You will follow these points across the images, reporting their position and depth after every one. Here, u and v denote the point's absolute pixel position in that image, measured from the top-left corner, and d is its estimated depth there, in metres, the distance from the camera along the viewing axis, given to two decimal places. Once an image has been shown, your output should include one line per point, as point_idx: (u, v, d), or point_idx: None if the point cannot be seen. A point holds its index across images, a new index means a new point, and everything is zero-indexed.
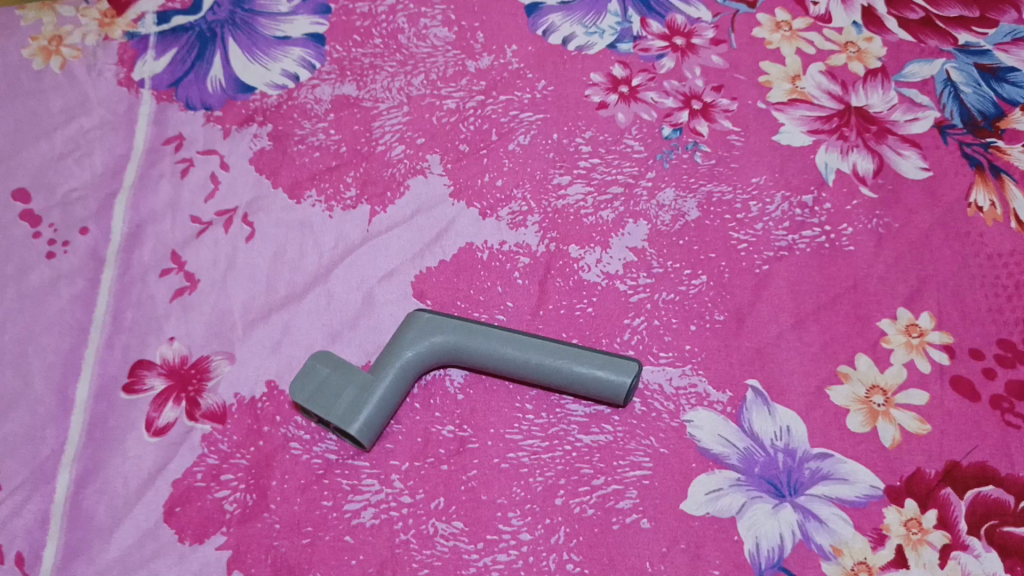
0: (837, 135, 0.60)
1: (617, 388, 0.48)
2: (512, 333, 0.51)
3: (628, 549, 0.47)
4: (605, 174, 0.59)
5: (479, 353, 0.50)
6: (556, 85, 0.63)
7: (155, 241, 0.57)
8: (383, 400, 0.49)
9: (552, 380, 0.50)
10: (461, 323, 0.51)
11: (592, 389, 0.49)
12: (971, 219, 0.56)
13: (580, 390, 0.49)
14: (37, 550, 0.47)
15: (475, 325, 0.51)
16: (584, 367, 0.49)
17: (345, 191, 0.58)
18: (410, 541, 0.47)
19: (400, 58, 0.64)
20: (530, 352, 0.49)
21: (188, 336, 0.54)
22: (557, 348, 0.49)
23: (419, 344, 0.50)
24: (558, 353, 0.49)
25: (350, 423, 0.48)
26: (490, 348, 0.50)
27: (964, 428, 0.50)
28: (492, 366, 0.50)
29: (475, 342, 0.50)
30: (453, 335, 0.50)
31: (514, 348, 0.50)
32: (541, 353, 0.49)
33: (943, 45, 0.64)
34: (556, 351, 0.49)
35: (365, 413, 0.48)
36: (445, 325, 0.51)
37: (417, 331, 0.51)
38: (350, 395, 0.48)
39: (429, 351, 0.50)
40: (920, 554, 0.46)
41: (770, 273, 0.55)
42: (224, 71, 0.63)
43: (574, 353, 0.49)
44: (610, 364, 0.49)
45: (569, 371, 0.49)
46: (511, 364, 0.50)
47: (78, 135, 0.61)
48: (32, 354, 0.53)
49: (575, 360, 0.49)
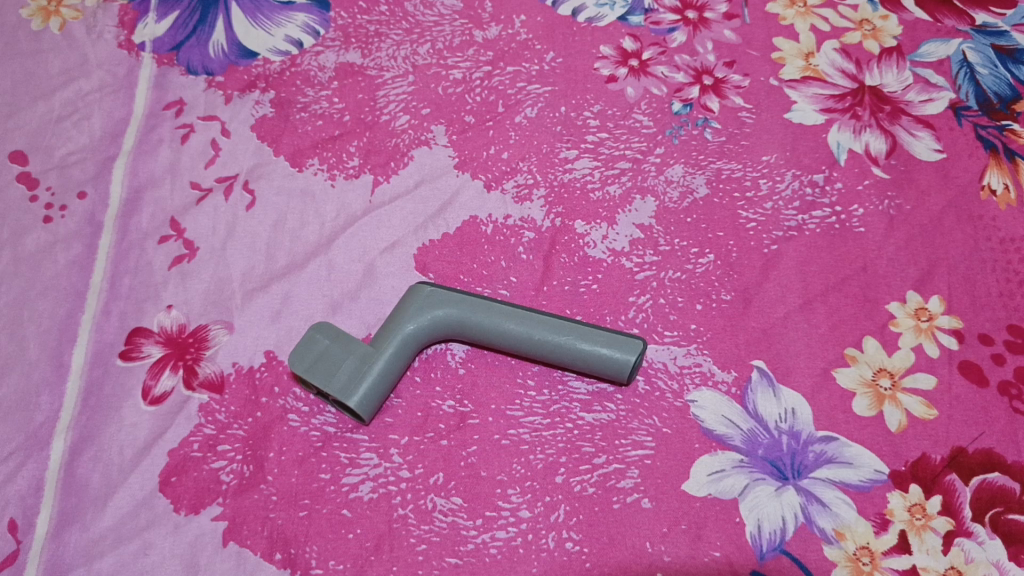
0: (850, 114, 0.58)
1: (621, 365, 0.47)
2: (515, 308, 0.50)
3: (628, 529, 0.46)
4: (613, 149, 0.58)
5: (481, 327, 0.49)
6: (565, 57, 0.61)
7: (154, 208, 0.56)
8: (384, 373, 0.48)
9: (555, 357, 0.49)
10: (464, 297, 0.50)
11: (596, 366, 0.48)
12: (985, 203, 0.55)
13: (584, 367, 0.48)
14: (30, 518, 0.47)
15: (478, 299, 0.50)
16: (588, 344, 0.48)
17: (348, 161, 0.57)
18: (408, 516, 0.47)
19: (406, 26, 0.63)
20: (533, 328, 0.49)
21: (186, 304, 0.53)
22: (560, 325, 0.49)
23: (421, 316, 0.49)
24: (562, 330, 0.48)
25: (349, 395, 0.47)
26: (492, 322, 0.49)
27: (971, 414, 0.49)
28: (494, 341, 0.50)
29: (477, 316, 0.49)
30: (456, 309, 0.50)
31: (516, 323, 0.49)
32: (544, 329, 0.48)
33: (960, 24, 0.62)
34: (560, 327, 0.48)
35: (365, 386, 0.47)
36: (447, 298, 0.50)
37: (418, 304, 0.50)
38: (350, 366, 0.48)
39: (430, 324, 0.49)
40: (923, 540, 0.46)
41: (778, 252, 0.54)
42: (226, 36, 0.62)
43: (579, 330, 0.48)
44: (614, 341, 0.48)
45: (572, 348, 0.48)
46: (514, 339, 0.49)
47: (77, 98, 0.60)
48: (27, 319, 0.52)
49: (579, 337, 0.48)
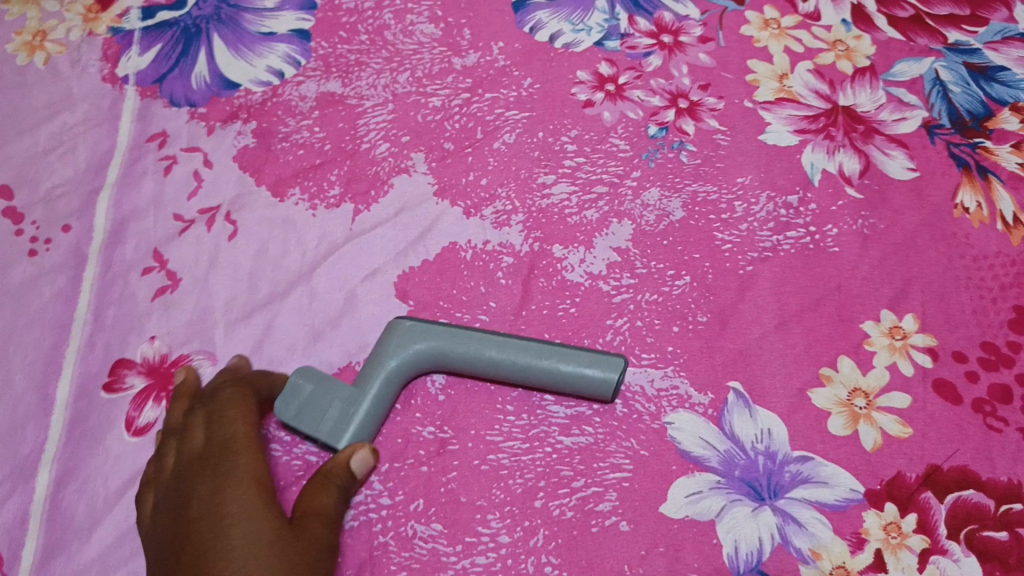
0: (824, 134, 0.59)
1: (609, 382, 0.49)
2: (499, 338, 0.50)
3: (607, 552, 0.47)
4: (590, 174, 0.58)
5: (465, 358, 0.50)
6: (542, 82, 0.62)
7: (138, 239, 0.57)
8: (370, 413, 0.49)
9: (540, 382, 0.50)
10: (448, 330, 0.51)
11: (581, 388, 0.49)
12: (958, 221, 0.56)
13: (568, 389, 0.49)
14: (16, 549, 0.47)
15: (461, 330, 0.51)
16: (574, 366, 0.49)
17: (329, 190, 0.58)
18: (388, 543, 0.47)
19: (385, 54, 0.64)
20: (516, 354, 0.49)
21: (169, 334, 0.54)
22: (545, 350, 0.49)
23: (402, 353, 0.50)
24: (540, 354, 0.49)
25: (337, 440, 0.48)
26: (473, 351, 0.50)
27: (946, 432, 0.50)
28: (480, 370, 0.50)
29: (461, 348, 0.50)
30: (439, 342, 0.50)
31: (499, 351, 0.50)
32: (527, 355, 0.49)
33: (933, 43, 0.63)
34: (543, 354, 0.49)
35: (351, 430, 0.48)
36: (430, 330, 0.51)
37: (400, 338, 0.50)
38: (336, 411, 0.48)
39: (414, 358, 0.50)
40: (899, 559, 0.46)
41: (754, 273, 0.54)
42: (209, 67, 0.63)
43: (560, 352, 0.49)
44: (600, 362, 0.49)
45: (557, 372, 0.49)
46: (497, 367, 0.50)
47: (62, 131, 0.61)
48: (13, 352, 0.53)
49: (561, 359, 0.49)
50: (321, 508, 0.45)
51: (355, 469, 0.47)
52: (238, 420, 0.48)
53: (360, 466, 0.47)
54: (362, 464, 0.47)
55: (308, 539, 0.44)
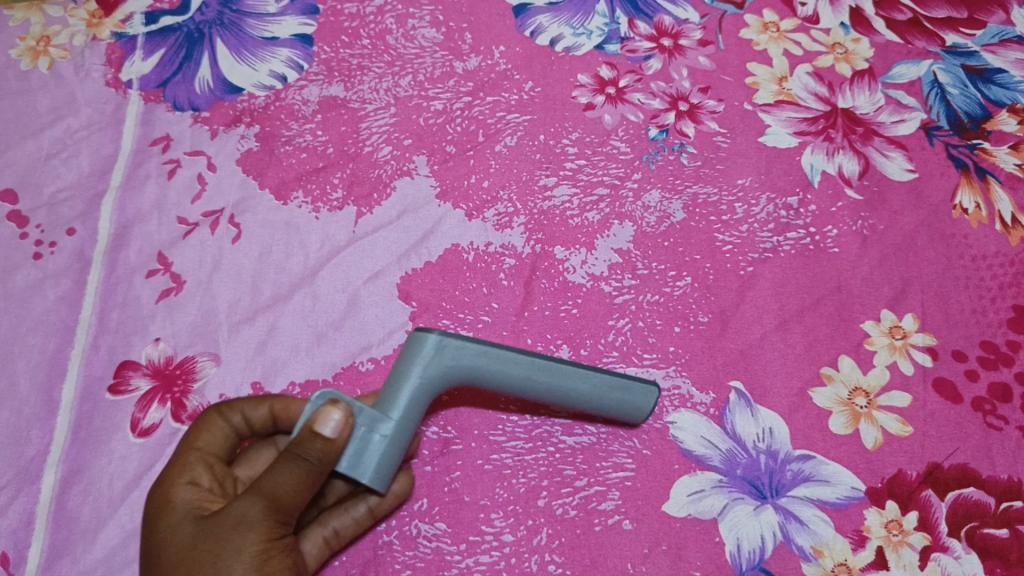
0: (823, 136, 0.60)
1: (629, 406, 0.48)
2: (528, 353, 0.46)
3: (610, 551, 0.47)
4: (591, 175, 0.59)
5: (495, 375, 0.46)
6: (543, 86, 0.63)
7: (142, 242, 0.57)
8: (396, 438, 0.43)
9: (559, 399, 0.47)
10: (478, 348, 0.45)
11: (618, 413, 0.48)
12: (957, 221, 0.56)
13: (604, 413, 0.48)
14: (22, 551, 0.48)
15: (496, 348, 0.45)
16: (599, 388, 0.47)
17: (332, 193, 0.58)
18: (393, 542, 0.48)
19: (388, 59, 0.64)
20: (564, 378, 0.46)
21: (173, 337, 0.54)
22: (572, 370, 0.46)
23: (431, 368, 0.44)
24: (544, 370, 0.46)
25: (360, 473, 0.42)
26: (511, 371, 0.45)
27: (946, 430, 0.50)
28: (506, 386, 0.46)
29: (496, 365, 0.45)
30: (469, 359, 0.45)
31: (545, 373, 0.46)
32: (575, 379, 0.46)
33: (931, 46, 0.63)
34: (565, 370, 0.46)
35: (377, 460, 0.42)
36: (461, 347, 0.44)
37: (427, 356, 0.44)
38: (359, 439, 0.42)
39: (442, 374, 0.45)
40: (901, 556, 0.47)
41: (755, 273, 0.55)
42: (212, 71, 0.63)
43: (608, 379, 0.47)
44: (629, 384, 0.48)
45: (599, 400, 0.47)
46: (537, 388, 0.46)
47: (66, 135, 0.61)
48: (18, 354, 0.53)
49: (609, 386, 0.47)
50: (274, 483, 0.41)
51: (326, 436, 0.40)
52: (205, 428, 0.47)
53: (332, 430, 0.41)
54: (334, 429, 0.41)
55: (240, 514, 0.41)
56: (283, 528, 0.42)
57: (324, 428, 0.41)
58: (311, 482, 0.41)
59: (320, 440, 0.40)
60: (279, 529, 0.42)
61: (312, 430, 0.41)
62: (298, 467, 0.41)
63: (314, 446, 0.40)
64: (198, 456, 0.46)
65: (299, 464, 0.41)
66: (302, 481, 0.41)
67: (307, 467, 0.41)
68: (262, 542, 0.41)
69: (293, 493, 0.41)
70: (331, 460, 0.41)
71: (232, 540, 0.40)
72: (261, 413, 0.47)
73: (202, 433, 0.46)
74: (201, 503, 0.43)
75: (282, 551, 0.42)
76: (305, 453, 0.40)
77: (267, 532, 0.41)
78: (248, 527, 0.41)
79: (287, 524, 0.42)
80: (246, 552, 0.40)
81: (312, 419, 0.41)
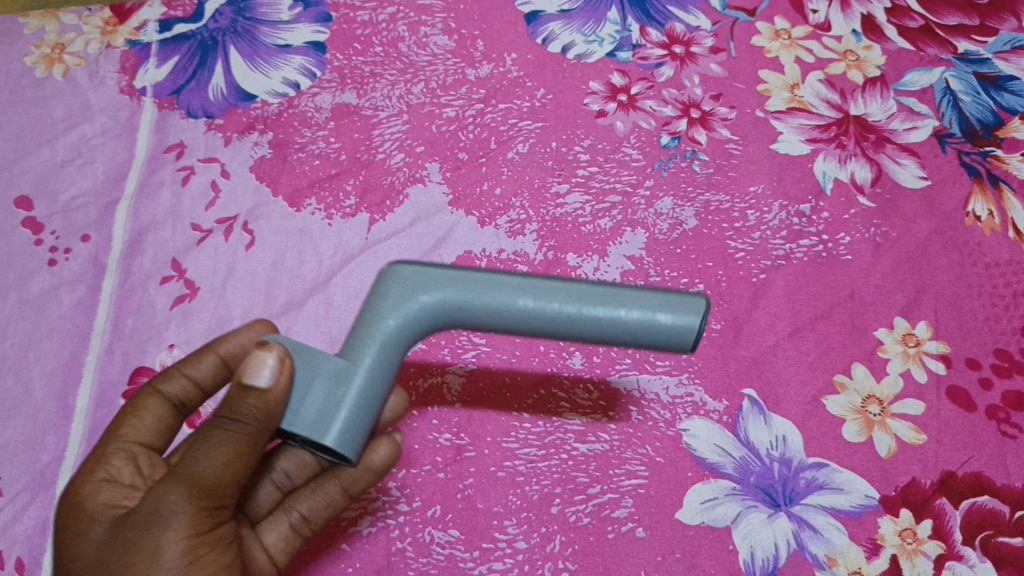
0: (835, 144, 0.60)
1: (670, 330, 0.36)
2: (521, 277, 0.38)
3: (623, 558, 0.47)
4: (603, 183, 0.59)
5: (482, 309, 0.38)
6: (555, 93, 0.63)
7: (156, 249, 0.57)
8: (365, 391, 0.37)
9: (579, 333, 0.37)
10: (455, 275, 0.38)
11: (650, 339, 0.37)
12: (970, 228, 0.56)
13: (634, 342, 0.37)
14: (37, 557, 0.48)
15: (476, 272, 0.38)
16: (618, 309, 0.36)
17: (344, 200, 0.59)
18: (406, 549, 0.48)
19: (400, 66, 0.64)
20: (556, 303, 0.37)
21: (187, 343, 0.54)
22: (587, 290, 0.37)
23: (401, 308, 0.38)
24: (530, 293, 0.37)
25: (324, 433, 0.36)
26: (496, 302, 0.37)
27: (960, 438, 0.50)
28: (502, 324, 0.38)
29: (478, 296, 0.37)
30: (445, 291, 0.38)
31: (531, 300, 0.37)
32: (571, 302, 0.37)
33: (943, 53, 0.63)
34: (574, 292, 0.37)
35: (343, 415, 0.36)
36: (437, 277, 0.38)
37: (394, 293, 0.38)
38: (322, 389, 0.36)
39: (418, 316, 0.38)
40: (915, 564, 0.47)
41: (767, 281, 0.55)
42: (225, 79, 0.63)
43: (615, 295, 0.37)
44: (663, 303, 0.36)
45: (619, 322, 0.36)
46: (531, 320, 0.37)
47: (80, 143, 0.61)
48: (33, 361, 0.54)
49: (622, 305, 0.36)
50: (194, 468, 0.36)
51: (259, 386, 0.35)
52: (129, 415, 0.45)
53: (267, 379, 0.35)
54: (270, 377, 0.35)
55: (153, 508, 0.36)
56: (212, 512, 0.38)
57: (256, 378, 0.35)
58: (245, 455, 0.37)
59: (255, 392, 0.35)
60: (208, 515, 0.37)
61: (242, 380, 0.35)
62: (228, 439, 0.36)
63: (246, 404, 0.35)
64: (124, 443, 0.43)
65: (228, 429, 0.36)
66: (233, 456, 0.36)
67: (238, 438, 0.36)
68: (185, 536, 0.36)
69: (220, 474, 0.36)
70: (271, 415, 0.36)
71: (147, 542, 0.36)
72: (208, 365, 0.46)
73: (134, 416, 0.45)
74: (117, 502, 0.40)
75: (211, 539, 0.38)
76: (237, 415, 0.36)
77: (192, 524, 0.37)
78: (164, 526, 0.36)
79: (218, 506, 0.38)
80: (165, 551, 0.36)
81: (242, 367, 0.35)
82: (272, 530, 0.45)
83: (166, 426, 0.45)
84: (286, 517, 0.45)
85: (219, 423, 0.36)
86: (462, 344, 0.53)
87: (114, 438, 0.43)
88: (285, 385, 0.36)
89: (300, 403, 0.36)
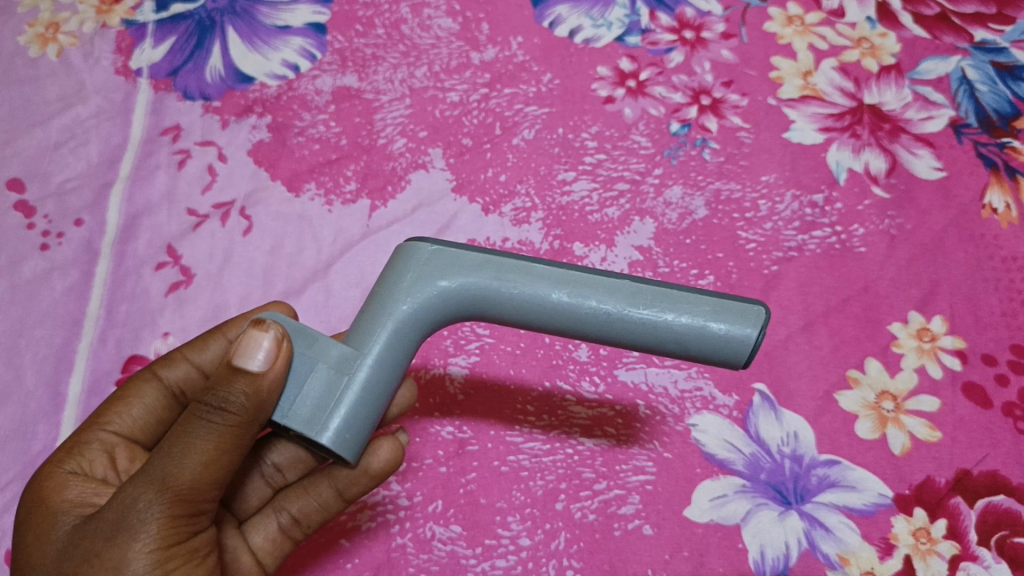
0: (849, 133, 0.58)
1: (723, 341, 0.33)
2: (557, 266, 0.35)
3: (630, 556, 0.46)
4: (611, 171, 0.58)
5: (510, 298, 0.35)
6: (562, 78, 0.61)
7: (151, 234, 0.56)
8: (369, 382, 0.35)
9: (618, 335, 0.34)
10: (485, 258, 0.36)
11: (695, 349, 0.34)
12: (986, 221, 0.55)
13: (677, 350, 0.34)
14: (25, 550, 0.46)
15: (507, 257, 0.36)
16: (664, 313, 0.33)
17: (345, 185, 0.57)
18: (406, 545, 0.46)
19: (402, 48, 0.63)
20: (593, 298, 0.34)
21: (183, 331, 0.53)
22: (631, 288, 0.34)
23: (419, 290, 0.36)
24: (564, 284, 0.35)
25: (319, 431, 0.34)
26: (526, 292, 0.35)
27: (976, 436, 0.48)
28: (533, 317, 0.35)
29: (506, 283, 0.35)
30: (472, 275, 0.36)
31: (565, 293, 0.34)
32: (610, 300, 0.34)
33: (960, 42, 0.62)
34: (616, 289, 0.34)
35: (343, 410, 0.34)
36: (463, 261, 0.36)
37: (416, 272, 0.37)
38: (322, 379, 0.35)
39: (438, 299, 0.36)
40: (929, 565, 0.45)
41: (779, 273, 0.54)
42: (223, 60, 0.61)
43: (661, 294, 0.34)
44: (718, 309, 0.33)
45: (660, 326, 0.33)
46: (564, 316, 0.35)
47: (74, 124, 0.59)
48: (24, 347, 0.52)
49: (666, 307, 0.33)
50: (170, 467, 0.34)
51: (252, 369, 0.34)
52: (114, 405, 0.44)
53: (262, 362, 0.34)
54: (264, 361, 0.34)
55: (120, 513, 0.34)
56: (188, 520, 0.35)
57: (249, 360, 0.34)
58: (225, 455, 0.35)
59: (245, 375, 0.34)
60: (179, 528, 0.35)
61: (235, 363, 0.34)
62: (209, 431, 0.34)
63: (235, 389, 0.34)
64: (107, 433, 0.42)
65: (208, 426, 0.34)
66: (212, 456, 0.34)
67: (221, 430, 0.34)
68: (153, 548, 0.34)
69: (198, 477, 0.34)
70: (260, 404, 0.34)
71: (111, 553, 0.33)
72: (215, 350, 0.46)
73: (121, 404, 0.44)
74: (85, 499, 0.38)
75: (185, 551, 0.35)
76: (224, 404, 0.34)
77: (162, 533, 0.34)
78: (131, 535, 0.33)
79: (194, 514, 0.35)
80: (130, 565, 0.33)
81: (237, 350, 0.34)
82: (259, 530, 0.44)
83: (157, 417, 0.45)
84: (276, 517, 0.44)
85: (201, 414, 0.34)
86: (466, 335, 0.52)
87: (96, 427, 0.42)
88: (279, 374, 0.34)
89: (294, 397, 0.35)
